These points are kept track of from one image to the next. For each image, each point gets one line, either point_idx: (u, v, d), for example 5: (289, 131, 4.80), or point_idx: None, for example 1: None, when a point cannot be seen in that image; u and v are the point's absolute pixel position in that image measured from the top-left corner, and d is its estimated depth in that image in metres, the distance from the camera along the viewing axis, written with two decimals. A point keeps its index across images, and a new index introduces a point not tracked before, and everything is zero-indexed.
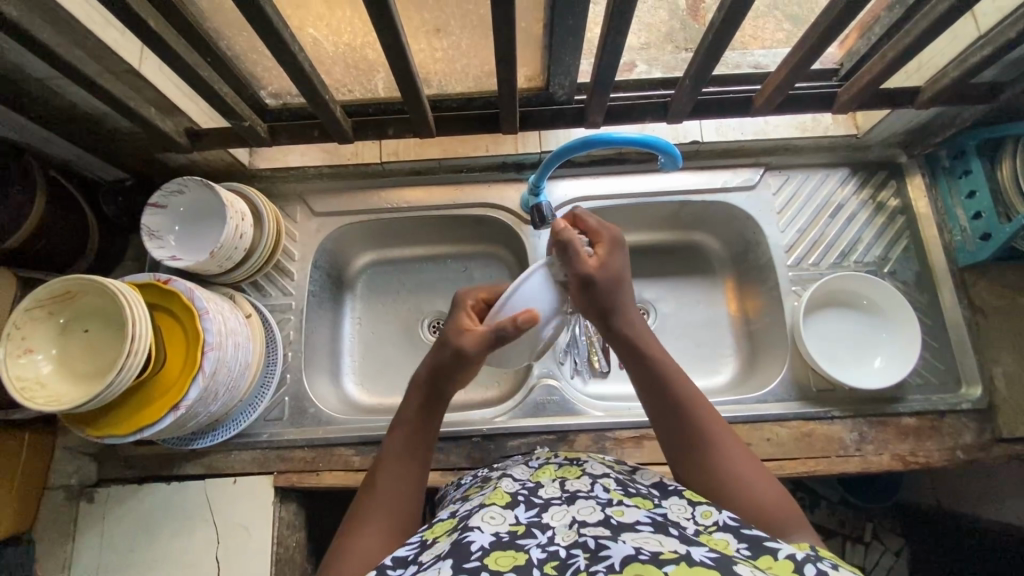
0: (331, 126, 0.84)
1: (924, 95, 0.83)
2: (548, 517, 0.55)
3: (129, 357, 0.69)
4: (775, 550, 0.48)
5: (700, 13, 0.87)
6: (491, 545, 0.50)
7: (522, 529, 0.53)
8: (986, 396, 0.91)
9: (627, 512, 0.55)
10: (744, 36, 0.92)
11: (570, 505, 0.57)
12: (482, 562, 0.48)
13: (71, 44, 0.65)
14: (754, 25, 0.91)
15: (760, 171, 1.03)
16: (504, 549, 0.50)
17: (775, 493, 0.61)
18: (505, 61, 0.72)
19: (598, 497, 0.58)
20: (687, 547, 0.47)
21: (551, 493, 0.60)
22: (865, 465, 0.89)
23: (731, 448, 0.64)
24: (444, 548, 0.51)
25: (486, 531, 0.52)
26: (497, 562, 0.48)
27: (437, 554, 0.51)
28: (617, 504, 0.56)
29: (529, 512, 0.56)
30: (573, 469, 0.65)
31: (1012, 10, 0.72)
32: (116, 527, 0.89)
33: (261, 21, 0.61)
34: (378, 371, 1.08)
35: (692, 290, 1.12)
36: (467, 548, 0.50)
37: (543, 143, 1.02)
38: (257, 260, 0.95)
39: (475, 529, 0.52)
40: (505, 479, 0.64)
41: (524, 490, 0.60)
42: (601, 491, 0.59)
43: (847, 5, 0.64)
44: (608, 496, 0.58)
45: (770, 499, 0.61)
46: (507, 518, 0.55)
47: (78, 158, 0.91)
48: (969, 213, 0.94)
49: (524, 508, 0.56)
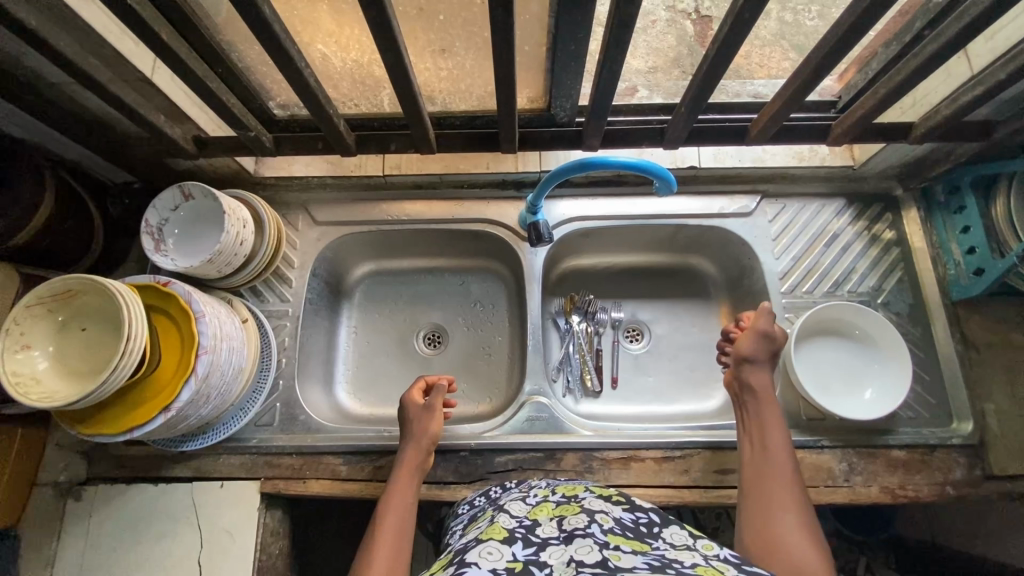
0: (334, 138, 0.86)
1: (917, 131, 0.84)
2: (546, 556, 0.55)
3: (123, 358, 0.70)
4: None
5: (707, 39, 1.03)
6: None
7: (520, 566, 0.54)
8: (978, 432, 0.90)
9: (625, 557, 0.54)
10: (753, 65, 1.01)
11: (568, 543, 0.57)
12: None
13: (85, 49, 0.67)
14: (762, 53, 1.01)
15: (757, 198, 1.04)
16: None
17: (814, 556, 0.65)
18: (506, 82, 0.74)
19: (595, 537, 0.58)
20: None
21: (548, 532, 0.60)
22: (853, 496, 0.88)
23: (790, 507, 0.71)
24: None
25: (484, 567, 0.54)
26: None
27: None
28: (614, 547, 0.56)
29: (526, 548, 0.57)
30: (571, 506, 0.65)
31: (1004, 52, 0.73)
32: (101, 526, 0.90)
33: (269, 39, 0.63)
34: (371, 380, 1.09)
35: (688, 313, 1.12)
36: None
37: (543, 163, 1.05)
38: (257, 266, 0.96)
39: (472, 565, 0.54)
40: (502, 515, 0.66)
41: (522, 528, 0.62)
42: (598, 531, 0.59)
43: (838, 44, 0.67)
44: (607, 538, 0.58)
45: (814, 568, 0.63)
46: (505, 555, 0.56)
47: (88, 161, 0.94)
48: (963, 247, 0.94)
49: (522, 545, 0.58)
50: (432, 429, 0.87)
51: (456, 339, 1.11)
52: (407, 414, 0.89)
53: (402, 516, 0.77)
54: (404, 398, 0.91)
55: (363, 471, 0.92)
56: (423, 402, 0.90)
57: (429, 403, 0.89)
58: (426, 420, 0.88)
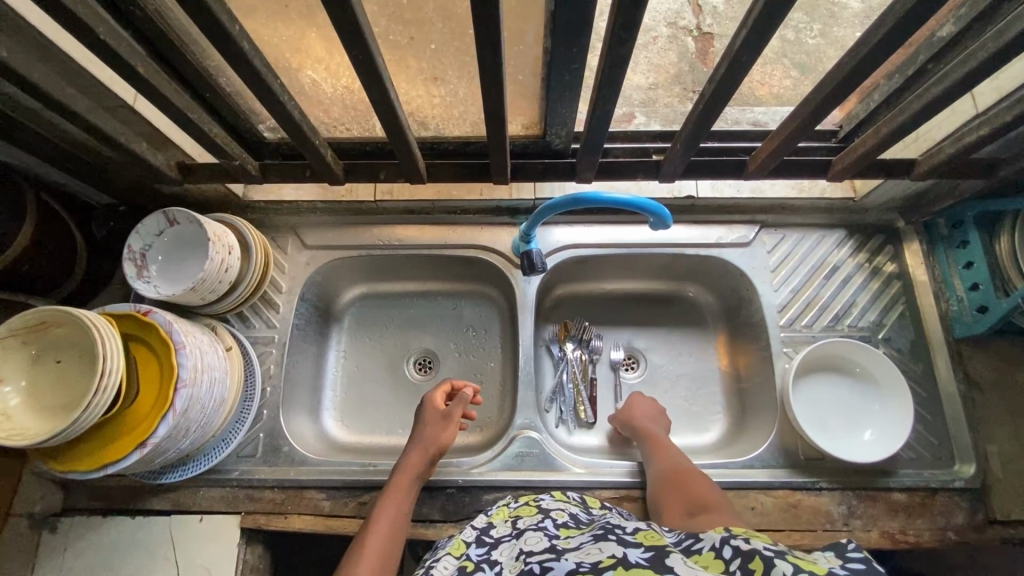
0: (321, 167, 0.84)
1: (919, 167, 0.83)
2: (497, 554, 0.63)
3: (96, 395, 0.68)
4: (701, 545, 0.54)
5: (710, 58, 1.04)
6: None
7: (473, 565, 0.63)
8: (981, 476, 0.88)
9: (571, 540, 0.60)
10: (754, 81, 1.00)
11: (518, 538, 0.64)
12: None
13: (63, 79, 0.66)
14: (764, 70, 1.00)
15: (755, 228, 1.02)
16: None
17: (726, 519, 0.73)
18: (498, 114, 0.72)
19: (546, 529, 0.65)
20: (623, 550, 0.53)
21: (502, 532, 0.70)
22: (852, 541, 0.85)
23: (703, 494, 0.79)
24: None
25: None
26: None
27: None
28: (562, 536, 0.62)
29: (479, 550, 0.66)
30: (528, 509, 0.74)
31: (1010, 92, 0.71)
32: (75, 561, 0.87)
33: (250, 71, 0.62)
34: (360, 408, 1.06)
35: (684, 343, 1.10)
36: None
37: (538, 191, 1.03)
38: (241, 294, 0.94)
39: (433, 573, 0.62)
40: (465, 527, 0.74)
41: (478, 533, 0.71)
42: (550, 526, 0.66)
43: (840, 83, 0.65)
44: (556, 530, 0.64)
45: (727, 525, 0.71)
46: (461, 560, 0.64)
47: (73, 182, 0.92)
48: (966, 283, 0.92)
49: (476, 547, 0.67)
50: (443, 438, 0.87)
51: (447, 365, 1.09)
52: (424, 417, 0.90)
53: (397, 523, 0.78)
54: (428, 399, 0.91)
55: (346, 507, 0.89)
56: (444, 409, 0.90)
57: (449, 411, 0.90)
58: (440, 429, 0.88)
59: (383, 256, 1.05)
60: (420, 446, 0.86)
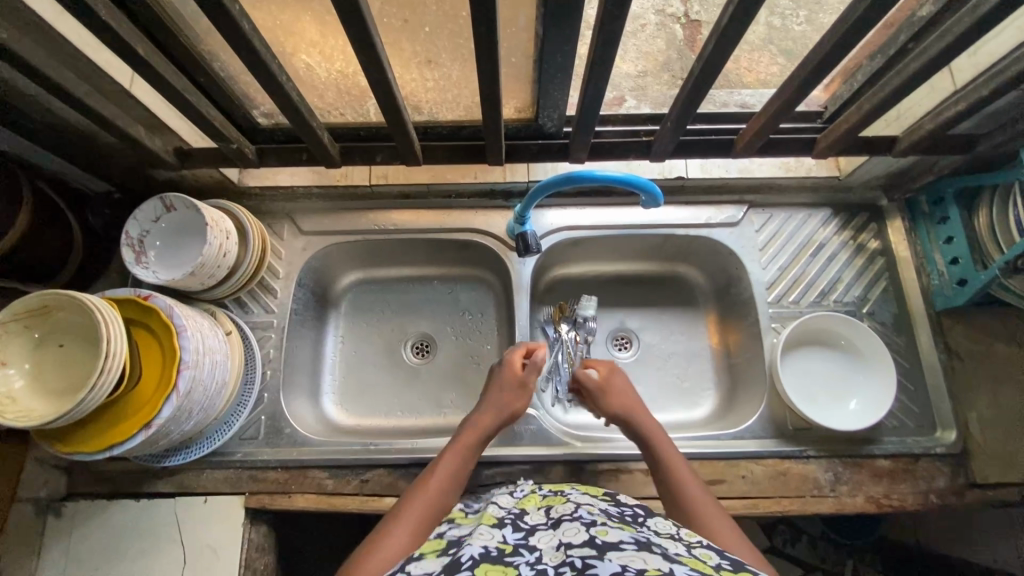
0: (317, 149, 0.85)
1: (900, 144, 0.85)
2: (535, 541, 0.55)
3: (102, 375, 0.69)
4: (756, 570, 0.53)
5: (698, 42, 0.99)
6: (480, 559, 0.52)
7: (509, 548, 0.55)
8: (961, 441, 0.91)
9: (611, 531, 0.55)
10: None
11: (555, 528, 0.57)
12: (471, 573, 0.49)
13: (61, 63, 0.66)
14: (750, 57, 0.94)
15: (743, 208, 1.04)
16: (492, 563, 0.51)
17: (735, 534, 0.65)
18: (491, 95, 0.74)
19: (582, 519, 0.58)
20: (671, 566, 0.48)
21: (536, 520, 0.61)
22: (839, 506, 0.89)
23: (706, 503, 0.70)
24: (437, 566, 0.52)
25: (476, 546, 0.54)
26: (485, 573, 0.49)
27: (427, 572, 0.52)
28: (600, 525, 0.57)
29: (516, 534, 0.57)
30: (558, 498, 0.66)
31: (986, 68, 0.73)
32: (82, 544, 0.88)
33: (249, 51, 0.62)
34: (359, 391, 1.08)
35: (675, 322, 1.12)
36: (458, 561, 0.52)
37: (531, 174, 1.05)
38: (239, 279, 0.95)
39: (467, 545, 0.54)
40: (492, 505, 0.67)
41: (511, 515, 0.63)
42: (585, 514, 0.60)
43: (823, 59, 0.67)
44: (593, 519, 0.58)
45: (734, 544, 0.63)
46: (496, 536, 0.57)
47: (66, 170, 0.91)
48: (946, 257, 0.95)
49: (511, 530, 0.58)
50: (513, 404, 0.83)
51: (444, 348, 1.11)
52: (500, 376, 0.86)
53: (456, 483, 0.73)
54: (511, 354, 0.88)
55: (349, 485, 0.91)
56: (521, 375, 0.86)
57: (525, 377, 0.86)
58: (514, 396, 0.84)
59: (381, 241, 1.06)
60: (494, 406, 0.83)
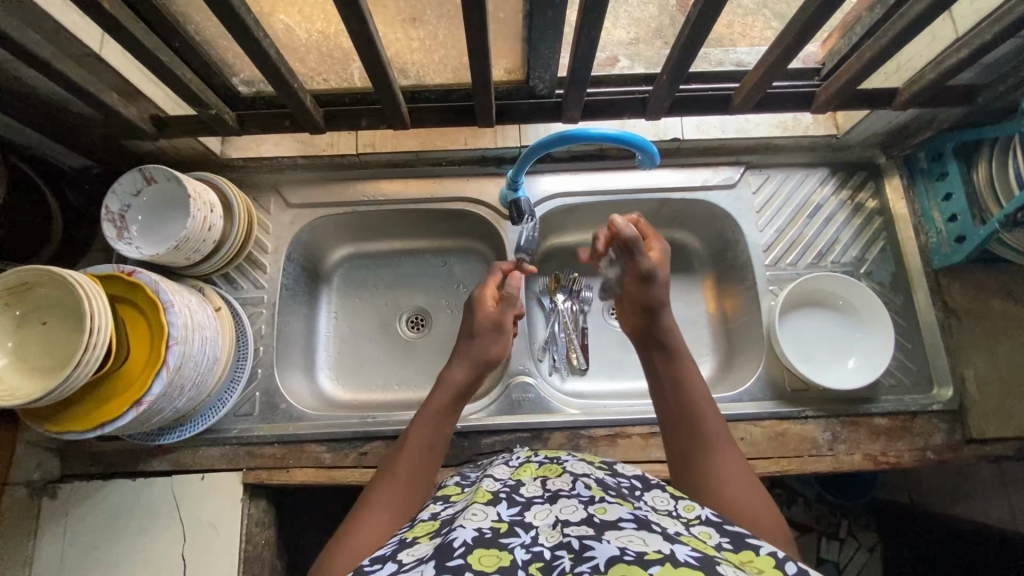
0: (300, 114, 0.82)
1: (901, 96, 0.83)
2: (531, 517, 0.54)
3: (87, 351, 0.67)
4: (756, 546, 0.51)
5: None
6: (474, 542, 0.49)
7: (505, 526, 0.53)
8: (958, 398, 0.92)
9: (610, 509, 0.54)
10: None
11: (552, 503, 0.56)
12: (465, 561, 0.47)
13: (24, 24, 0.63)
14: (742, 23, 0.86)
15: (740, 169, 1.02)
16: (487, 547, 0.49)
17: (746, 484, 0.66)
18: (479, 52, 0.70)
19: (579, 495, 0.57)
20: (671, 548, 0.47)
21: (532, 492, 0.59)
22: (837, 464, 0.89)
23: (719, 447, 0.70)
24: (427, 551, 0.50)
25: (468, 528, 0.51)
26: (480, 560, 0.47)
27: (419, 556, 0.50)
28: (599, 501, 0.56)
29: (511, 509, 0.55)
30: (554, 468, 0.65)
31: (989, 13, 0.71)
32: (79, 524, 0.87)
33: (221, 6, 0.59)
34: (354, 366, 1.06)
35: (672, 288, 1.11)
36: (449, 546, 0.49)
37: (523, 137, 1.02)
38: (225, 254, 0.92)
39: (459, 527, 0.52)
40: (486, 478, 0.64)
41: (506, 489, 0.60)
42: (582, 489, 0.59)
43: (821, 6, 0.64)
44: (590, 493, 0.57)
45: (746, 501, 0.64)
46: (490, 515, 0.54)
47: (41, 148, 0.88)
48: (945, 215, 0.94)
49: (507, 505, 0.56)
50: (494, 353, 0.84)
51: (439, 320, 1.09)
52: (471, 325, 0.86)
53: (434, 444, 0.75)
54: (480, 297, 0.86)
55: (347, 458, 0.90)
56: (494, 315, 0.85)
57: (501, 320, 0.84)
58: (493, 345, 0.84)
59: (374, 212, 1.04)
60: (464, 362, 0.82)
